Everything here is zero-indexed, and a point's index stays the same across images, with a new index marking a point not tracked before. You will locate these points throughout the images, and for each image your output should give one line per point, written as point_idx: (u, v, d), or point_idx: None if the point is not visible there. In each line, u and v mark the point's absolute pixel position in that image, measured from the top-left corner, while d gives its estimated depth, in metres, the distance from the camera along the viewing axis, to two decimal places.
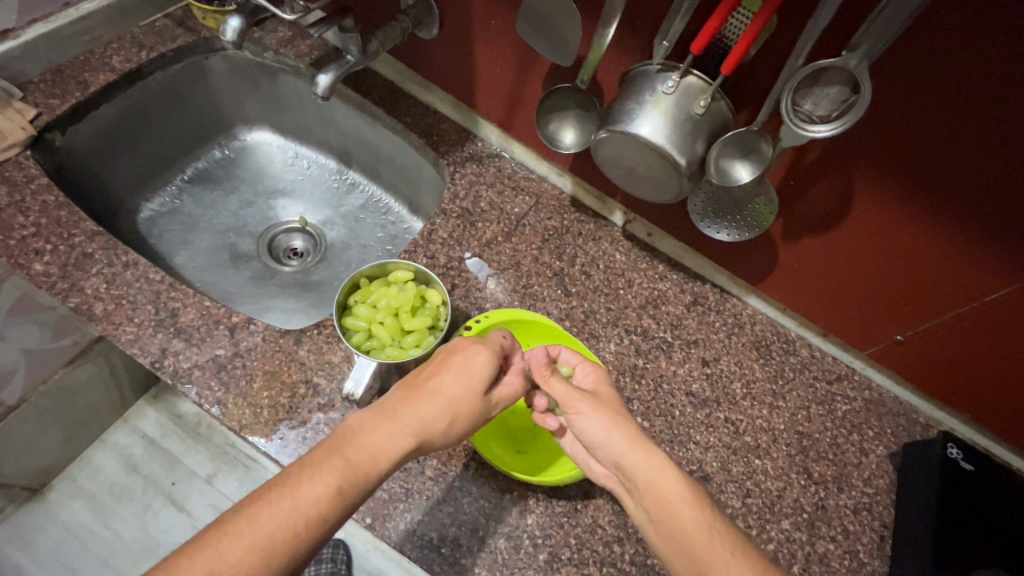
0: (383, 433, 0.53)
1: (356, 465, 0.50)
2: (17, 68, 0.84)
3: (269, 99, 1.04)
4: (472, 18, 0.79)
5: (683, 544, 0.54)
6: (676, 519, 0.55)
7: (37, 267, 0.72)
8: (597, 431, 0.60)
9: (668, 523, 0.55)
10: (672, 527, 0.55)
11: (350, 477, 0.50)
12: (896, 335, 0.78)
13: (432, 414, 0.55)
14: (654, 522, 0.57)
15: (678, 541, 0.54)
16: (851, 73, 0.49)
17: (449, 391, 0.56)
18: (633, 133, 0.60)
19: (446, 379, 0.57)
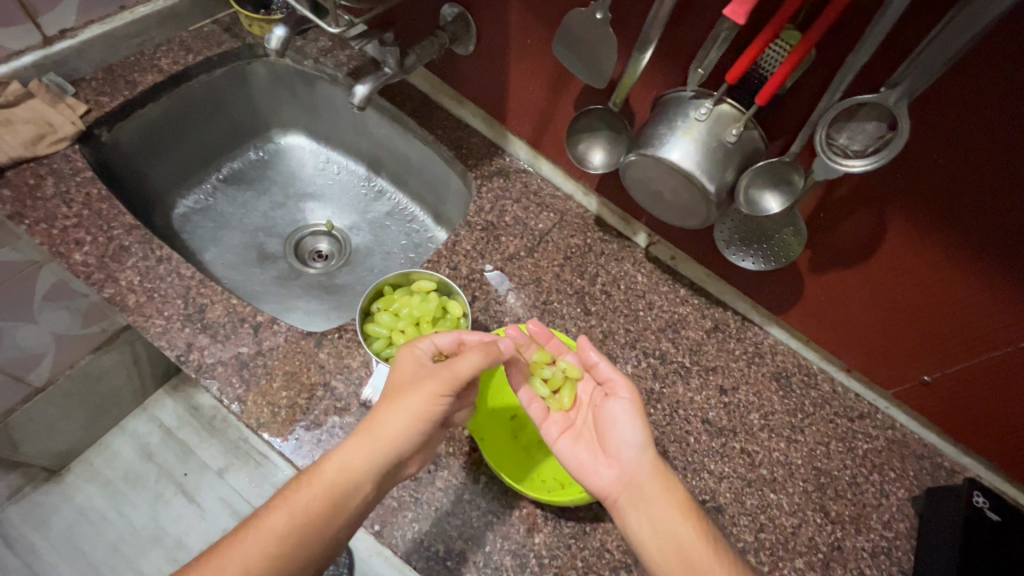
0: (346, 457, 0.59)
1: (330, 487, 0.57)
2: (72, 65, 0.88)
3: (306, 105, 1.08)
4: (508, 36, 0.80)
5: (687, 563, 0.58)
6: (683, 537, 0.59)
7: (77, 257, 0.75)
8: (630, 423, 0.65)
9: (678, 541, 0.59)
10: (681, 544, 0.58)
11: (318, 496, 0.57)
12: (923, 377, 0.76)
13: (395, 438, 0.59)
14: (661, 538, 0.59)
15: (686, 564, 0.58)
16: (889, 110, 0.49)
17: (412, 410, 0.60)
18: (663, 158, 0.60)
19: (411, 399, 0.60)
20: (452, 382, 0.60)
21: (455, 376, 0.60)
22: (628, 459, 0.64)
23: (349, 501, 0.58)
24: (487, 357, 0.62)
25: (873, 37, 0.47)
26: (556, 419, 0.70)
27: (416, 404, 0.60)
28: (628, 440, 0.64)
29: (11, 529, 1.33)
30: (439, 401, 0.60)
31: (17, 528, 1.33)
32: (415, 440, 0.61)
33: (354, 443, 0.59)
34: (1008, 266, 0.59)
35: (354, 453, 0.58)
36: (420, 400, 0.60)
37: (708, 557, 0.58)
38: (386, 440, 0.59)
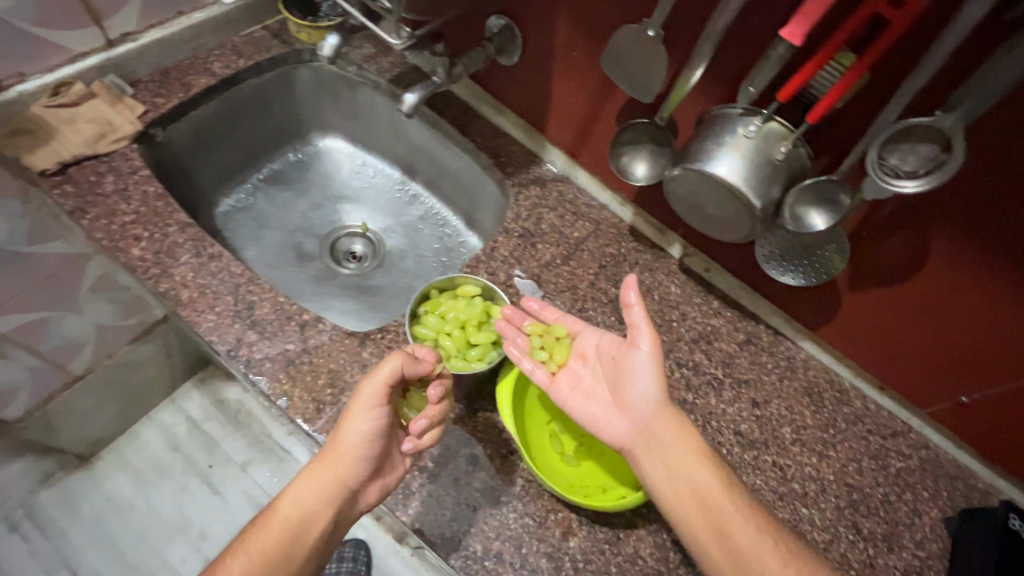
0: (305, 486, 0.65)
1: (297, 515, 0.64)
2: (132, 68, 0.91)
3: (347, 109, 1.10)
4: (554, 49, 0.82)
5: (705, 504, 0.62)
6: (700, 481, 0.63)
7: (134, 252, 0.78)
8: (645, 378, 0.66)
9: (696, 485, 0.63)
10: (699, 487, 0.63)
11: (288, 525, 0.64)
12: (961, 396, 0.76)
13: (338, 461, 0.64)
14: (680, 484, 0.64)
15: (704, 505, 0.62)
16: (944, 134, 0.50)
17: (356, 435, 0.63)
18: (710, 173, 0.62)
19: (346, 422, 0.63)
20: (378, 394, 0.63)
21: (376, 389, 0.62)
22: (641, 409, 0.67)
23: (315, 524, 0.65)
24: (404, 361, 0.64)
25: (931, 62, 0.48)
26: (563, 375, 0.72)
27: (358, 430, 0.63)
28: (645, 393, 0.66)
29: (43, 513, 1.37)
30: (368, 417, 0.63)
31: (49, 513, 1.37)
32: (359, 461, 0.64)
33: (302, 476, 0.65)
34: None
35: (302, 485, 0.65)
36: (354, 420, 0.63)
37: (724, 499, 0.63)
38: (330, 467, 0.64)
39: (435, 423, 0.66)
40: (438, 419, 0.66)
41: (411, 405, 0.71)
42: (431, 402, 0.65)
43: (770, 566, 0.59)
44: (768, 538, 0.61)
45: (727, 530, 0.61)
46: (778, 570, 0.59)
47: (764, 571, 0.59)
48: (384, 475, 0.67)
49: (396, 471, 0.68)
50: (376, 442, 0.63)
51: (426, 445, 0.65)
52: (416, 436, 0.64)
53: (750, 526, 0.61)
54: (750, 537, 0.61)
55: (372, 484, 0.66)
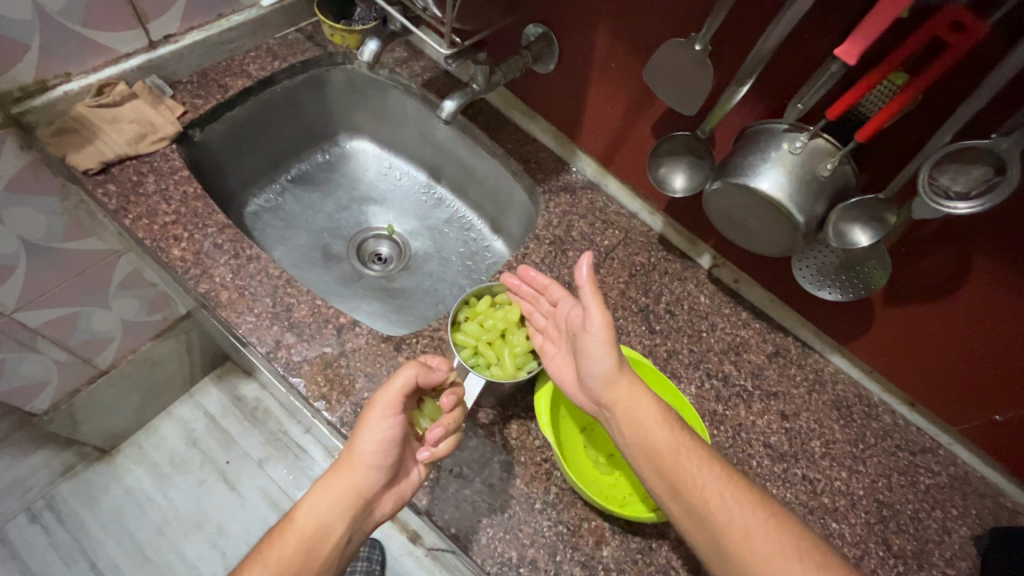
0: (321, 497, 0.66)
1: (312, 527, 0.65)
2: (171, 68, 0.92)
3: (377, 112, 1.11)
4: (592, 59, 0.83)
5: (661, 466, 0.62)
6: (656, 443, 0.62)
7: (175, 252, 0.79)
8: (598, 352, 0.64)
9: (654, 447, 0.62)
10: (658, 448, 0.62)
11: (303, 536, 0.65)
12: (994, 415, 0.76)
13: (353, 470, 0.66)
14: (639, 446, 0.63)
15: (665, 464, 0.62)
16: (1000, 157, 0.50)
17: (370, 446, 0.64)
18: (754, 188, 0.62)
19: (360, 431, 0.64)
20: (392, 403, 0.64)
21: (391, 397, 0.63)
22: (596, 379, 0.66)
23: (330, 535, 0.65)
24: (418, 371, 0.64)
25: (990, 87, 0.48)
26: (543, 338, 0.73)
27: (372, 440, 0.64)
28: (597, 364, 0.64)
29: (64, 505, 1.38)
30: (382, 425, 0.64)
31: (69, 505, 1.38)
32: (374, 469, 0.65)
33: (317, 487, 0.66)
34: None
35: (317, 495, 0.66)
36: (369, 428, 0.64)
37: (687, 457, 0.62)
38: (345, 476, 0.66)
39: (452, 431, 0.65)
40: (454, 426, 0.66)
41: (427, 416, 0.70)
42: (446, 410, 0.64)
43: (722, 519, 0.59)
44: (733, 492, 0.61)
45: (690, 487, 0.61)
46: (737, 527, 0.58)
47: (728, 528, 0.59)
48: (397, 484, 0.68)
49: (410, 481, 0.69)
50: (391, 451, 0.65)
51: (443, 453, 0.66)
52: (432, 444, 0.64)
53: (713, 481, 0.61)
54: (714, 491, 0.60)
55: (386, 492, 0.68)
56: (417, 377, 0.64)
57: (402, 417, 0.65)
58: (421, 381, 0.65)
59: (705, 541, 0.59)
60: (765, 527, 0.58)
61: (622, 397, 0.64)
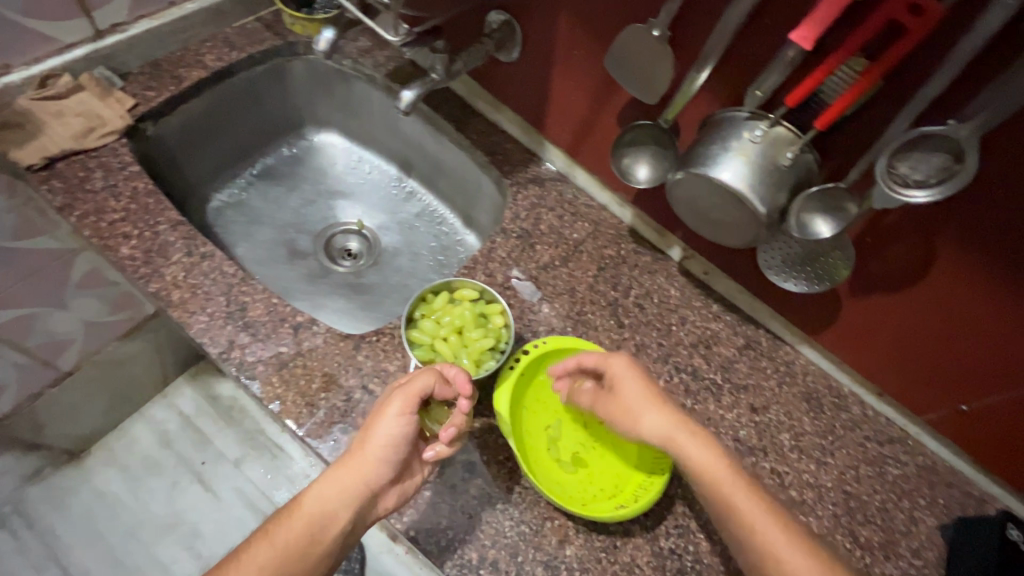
0: (324, 490, 0.62)
1: (315, 519, 0.61)
2: (120, 59, 0.88)
3: (342, 104, 1.08)
4: (556, 47, 0.80)
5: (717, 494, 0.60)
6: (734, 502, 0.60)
7: (123, 251, 0.76)
8: (643, 402, 0.65)
9: (705, 482, 0.61)
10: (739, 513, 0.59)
11: (305, 528, 0.61)
12: (961, 405, 0.75)
13: (363, 463, 0.62)
14: (720, 512, 0.60)
15: (745, 529, 0.59)
16: (958, 144, 0.49)
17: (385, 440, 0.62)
18: (715, 177, 0.60)
19: (375, 424, 0.63)
20: (409, 400, 0.62)
21: (409, 395, 0.62)
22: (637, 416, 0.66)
23: (332, 529, 0.62)
24: (436, 380, 0.64)
25: (947, 71, 0.47)
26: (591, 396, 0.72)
27: (386, 435, 0.62)
28: (650, 419, 0.65)
29: (31, 510, 1.35)
30: (398, 421, 0.62)
31: (37, 510, 1.35)
32: (385, 464, 0.62)
33: (323, 478, 0.62)
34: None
35: (324, 483, 0.62)
36: (385, 421, 0.62)
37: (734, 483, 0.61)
38: (354, 468, 0.62)
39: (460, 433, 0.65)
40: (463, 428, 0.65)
41: (434, 418, 0.70)
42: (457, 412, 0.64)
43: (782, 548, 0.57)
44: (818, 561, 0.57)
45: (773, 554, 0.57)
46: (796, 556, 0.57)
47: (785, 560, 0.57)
48: (402, 483, 0.65)
49: (414, 481, 0.66)
50: (401, 448, 0.63)
51: (448, 453, 0.65)
52: (443, 443, 0.63)
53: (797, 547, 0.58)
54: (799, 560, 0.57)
55: (391, 490, 0.64)
56: (435, 386, 0.64)
57: (417, 416, 0.63)
58: (438, 392, 0.64)
59: None
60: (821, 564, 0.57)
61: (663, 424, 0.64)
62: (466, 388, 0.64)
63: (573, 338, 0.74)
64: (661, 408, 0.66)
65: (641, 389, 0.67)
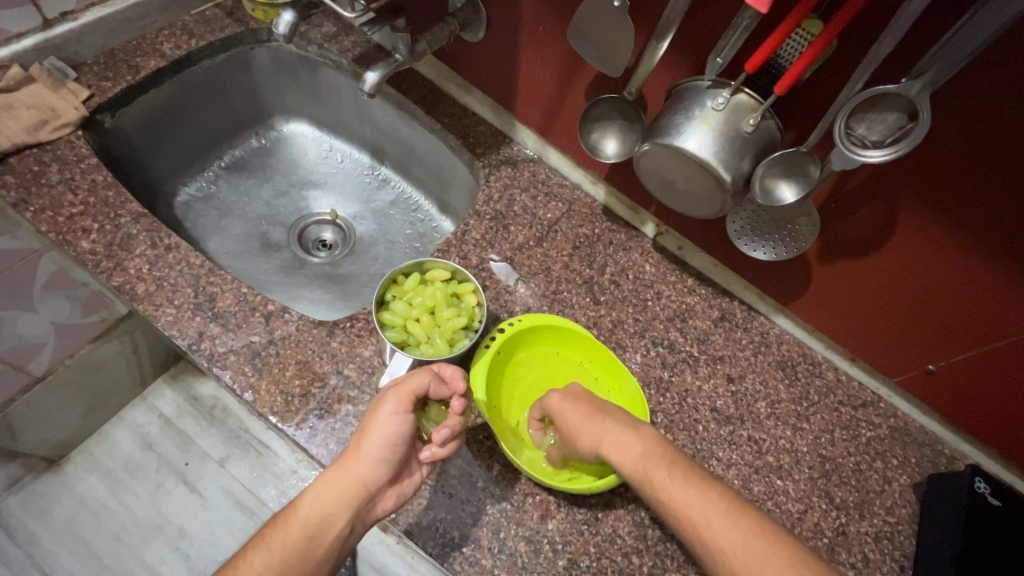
0: (321, 492, 0.62)
1: (312, 523, 0.61)
2: (73, 49, 0.86)
3: (309, 92, 1.06)
4: (520, 24, 0.80)
5: (647, 482, 0.60)
6: (671, 499, 0.58)
7: (84, 245, 0.74)
8: (586, 424, 0.65)
9: (633, 468, 0.61)
10: (677, 510, 0.57)
11: (303, 531, 0.61)
12: (928, 365, 0.77)
13: (359, 463, 0.62)
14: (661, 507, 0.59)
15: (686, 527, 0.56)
16: (910, 101, 0.49)
17: (379, 443, 0.61)
18: (679, 147, 0.60)
19: (370, 424, 0.62)
20: (403, 398, 0.62)
21: (403, 392, 0.62)
22: (572, 430, 0.65)
23: (330, 534, 0.61)
24: (431, 379, 0.63)
25: (897, 28, 0.47)
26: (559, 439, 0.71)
27: (380, 439, 0.61)
28: (584, 425, 0.64)
29: (11, 518, 1.32)
30: (392, 420, 0.61)
31: (16, 519, 1.32)
32: (382, 463, 0.62)
33: (321, 479, 0.62)
34: (1008, 256, 0.60)
35: (321, 484, 0.62)
36: (380, 420, 0.62)
37: (658, 467, 0.60)
38: (350, 469, 0.62)
39: (456, 434, 0.64)
40: (459, 429, 0.64)
41: (431, 418, 0.68)
42: (452, 412, 0.63)
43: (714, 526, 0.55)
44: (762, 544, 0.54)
45: (711, 544, 0.55)
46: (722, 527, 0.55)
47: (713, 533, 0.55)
48: (401, 483, 0.65)
49: (412, 480, 0.66)
50: (398, 447, 0.62)
51: (444, 455, 0.64)
52: (437, 444, 0.63)
53: (744, 536, 0.54)
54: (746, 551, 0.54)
55: (389, 490, 0.64)
56: (430, 385, 0.63)
57: (412, 415, 0.63)
58: (434, 391, 0.63)
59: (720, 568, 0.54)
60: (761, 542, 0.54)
61: (591, 429, 0.64)
62: (460, 388, 0.63)
63: (542, 316, 0.76)
64: (599, 421, 0.64)
65: (581, 411, 0.66)
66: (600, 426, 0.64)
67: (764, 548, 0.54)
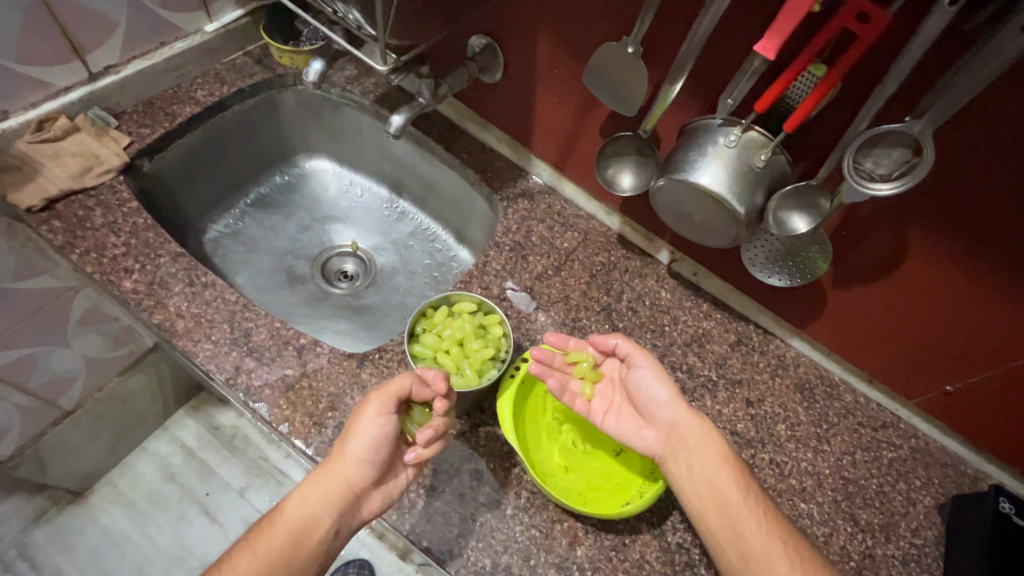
0: (307, 495, 0.65)
1: (298, 524, 0.64)
2: (115, 99, 0.91)
3: (332, 131, 1.11)
4: (536, 66, 0.84)
5: (698, 461, 0.67)
6: (720, 483, 0.66)
7: (127, 285, 0.78)
8: (655, 386, 0.71)
9: (690, 448, 0.68)
10: (716, 491, 0.65)
11: (289, 532, 0.64)
12: (946, 386, 0.78)
13: (344, 464, 0.65)
14: (697, 485, 0.66)
15: (717, 502, 0.65)
16: (914, 138, 0.52)
17: (362, 444, 0.64)
18: (694, 182, 0.64)
19: (355, 426, 0.65)
20: (386, 400, 0.64)
21: (386, 394, 0.64)
22: (657, 392, 0.71)
23: (314, 535, 0.64)
24: (414, 381, 0.65)
25: (899, 71, 0.50)
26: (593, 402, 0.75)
27: (364, 440, 0.64)
28: (662, 395, 0.71)
29: (37, 552, 1.34)
30: (376, 421, 0.64)
31: (41, 552, 1.34)
32: (367, 464, 0.65)
33: (308, 480, 0.65)
34: (1015, 279, 0.63)
35: (306, 487, 0.65)
36: (364, 422, 0.65)
37: (712, 451, 0.67)
38: (336, 470, 0.65)
39: (441, 434, 0.66)
40: (443, 430, 0.66)
41: (415, 421, 0.68)
42: (436, 414, 0.65)
43: (745, 513, 0.64)
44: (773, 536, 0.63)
45: (733, 521, 0.64)
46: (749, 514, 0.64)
47: (738, 514, 0.64)
48: (386, 484, 0.67)
49: (398, 481, 0.68)
50: (382, 447, 0.65)
51: (429, 456, 0.66)
52: (421, 446, 0.65)
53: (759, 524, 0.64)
54: (761, 542, 0.63)
55: (375, 492, 0.67)
56: (413, 387, 0.65)
57: (396, 416, 0.65)
58: (416, 393, 0.65)
59: (732, 541, 0.64)
60: (771, 537, 0.63)
61: (668, 396, 0.70)
62: (442, 388, 0.65)
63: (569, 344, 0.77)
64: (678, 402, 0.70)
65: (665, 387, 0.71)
66: (672, 395, 0.70)
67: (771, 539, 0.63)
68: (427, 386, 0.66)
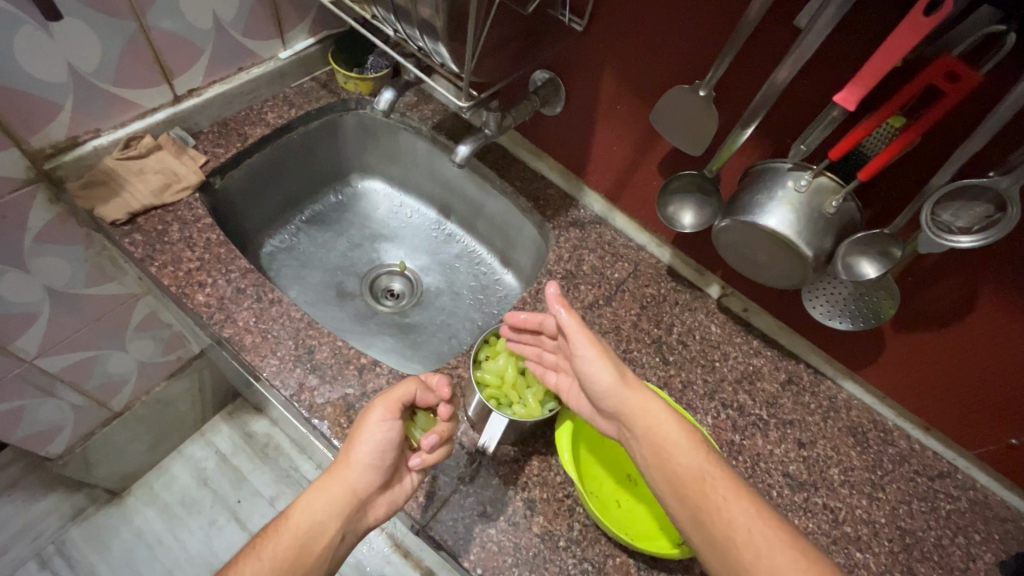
0: (313, 501, 0.66)
1: (303, 531, 0.64)
2: (193, 119, 0.96)
3: (388, 154, 1.15)
4: (599, 102, 0.86)
5: (657, 443, 0.64)
6: (683, 465, 0.62)
7: (199, 298, 0.81)
8: (598, 370, 0.66)
9: (643, 429, 0.64)
10: (680, 473, 0.62)
11: (294, 539, 0.64)
12: (1010, 439, 0.76)
13: (350, 469, 0.66)
14: (656, 465, 0.63)
15: (681, 484, 0.61)
16: (998, 196, 0.52)
17: (366, 448, 0.66)
18: (762, 225, 0.64)
19: (360, 431, 0.67)
20: (391, 406, 0.67)
21: (391, 400, 0.67)
22: (597, 373, 0.66)
23: (318, 542, 0.64)
24: (418, 387, 0.69)
25: (986, 129, 0.51)
26: (557, 376, 0.73)
27: (368, 444, 0.66)
28: (604, 377, 0.66)
29: (74, 550, 1.37)
30: (382, 426, 0.66)
31: (78, 550, 1.36)
32: (371, 470, 0.66)
33: (314, 486, 0.66)
34: None
35: (313, 493, 0.66)
36: (369, 428, 0.66)
37: (670, 429, 0.64)
38: (343, 475, 0.66)
39: (445, 440, 0.68)
40: (448, 435, 0.69)
41: (419, 426, 0.72)
42: (441, 419, 0.68)
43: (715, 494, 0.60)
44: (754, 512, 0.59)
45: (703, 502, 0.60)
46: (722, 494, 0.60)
47: (706, 496, 0.60)
48: (393, 491, 0.69)
49: (403, 488, 0.69)
50: (388, 452, 0.66)
51: (433, 461, 0.68)
52: (426, 451, 0.66)
53: (735, 503, 0.60)
54: (739, 523, 0.58)
55: (380, 497, 0.68)
56: (417, 392, 0.69)
57: (401, 422, 0.67)
58: (421, 398, 0.69)
59: (703, 526, 0.59)
60: (749, 516, 0.59)
61: (612, 377, 0.66)
62: (444, 393, 0.69)
63: None
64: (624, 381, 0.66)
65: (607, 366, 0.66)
66: (613, 375, 0.65)
67: (751, 518, 0.59)
68: (432, 391, 0.70)
